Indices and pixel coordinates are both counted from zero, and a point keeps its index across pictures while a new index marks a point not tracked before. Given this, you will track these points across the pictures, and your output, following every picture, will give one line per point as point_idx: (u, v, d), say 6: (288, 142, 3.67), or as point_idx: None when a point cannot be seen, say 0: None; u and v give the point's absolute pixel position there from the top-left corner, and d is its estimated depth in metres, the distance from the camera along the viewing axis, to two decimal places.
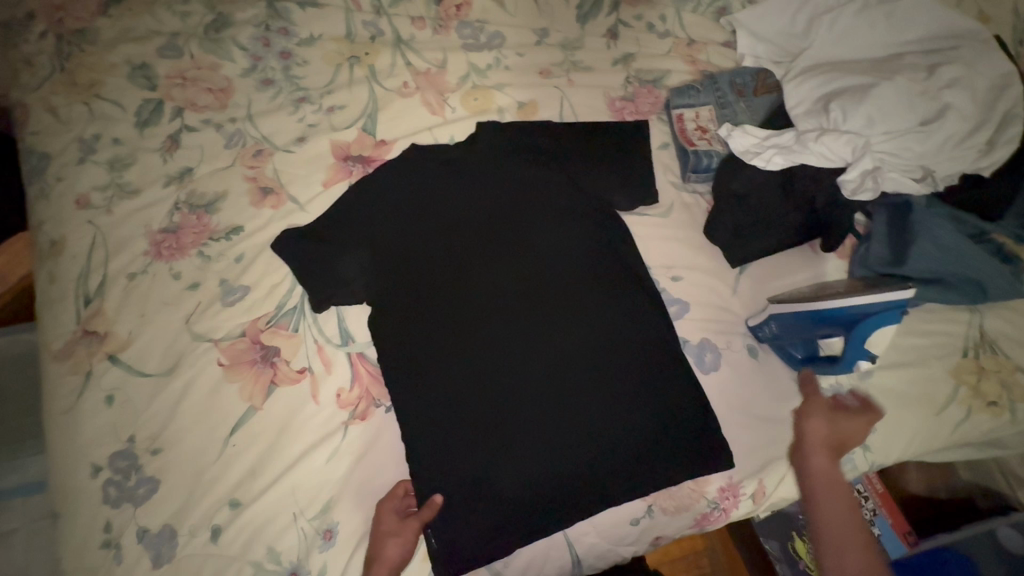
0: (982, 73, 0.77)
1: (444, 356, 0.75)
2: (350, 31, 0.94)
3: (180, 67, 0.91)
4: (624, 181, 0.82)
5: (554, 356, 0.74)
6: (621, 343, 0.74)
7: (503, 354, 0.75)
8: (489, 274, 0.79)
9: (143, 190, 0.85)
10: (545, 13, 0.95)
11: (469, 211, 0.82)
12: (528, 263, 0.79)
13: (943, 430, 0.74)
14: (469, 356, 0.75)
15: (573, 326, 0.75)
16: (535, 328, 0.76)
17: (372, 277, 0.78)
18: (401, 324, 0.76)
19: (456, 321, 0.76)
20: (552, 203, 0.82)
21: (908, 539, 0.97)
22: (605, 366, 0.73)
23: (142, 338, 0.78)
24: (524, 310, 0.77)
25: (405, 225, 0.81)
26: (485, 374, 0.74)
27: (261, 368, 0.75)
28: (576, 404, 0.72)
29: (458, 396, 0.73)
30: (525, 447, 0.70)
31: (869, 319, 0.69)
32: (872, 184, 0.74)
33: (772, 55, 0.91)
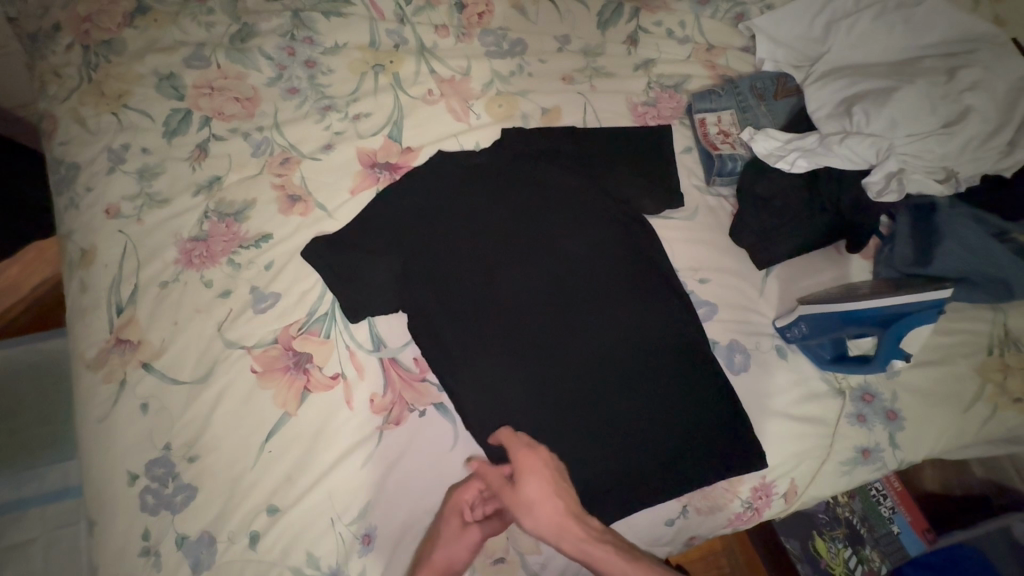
0: (1002, 76, 0.78)
1: (479, 359, 0.75)
2: (374, 40, 0.95)
3: (207, 77, 0.92)
4: (649, 186, 0.83)
5: (587, 358, 0.75)
6: (653, 343, 0.76)
7: (537, 356, 0.75)
8: (517, 276, 0.80)
9: (172, 199, 0.86)
10: (566, 20, 0.97)
11: (497, 215, 0.83)
12: (556, 266, 0.80)
13: (971, 427, 0.75)
14: (503, 359, 0.75)
15: (602, 328, 0.76)
16: (566, 330, 0.76)
17: (402, 283, 0.79)
18: (432, 328, 0.77)
19: (488, 325, 0.77)
20: (580, 206, 0.83)
21: (926, 536, 0.99)
22: (633, 366, 0.75)
23: (176, 346, 0.78)
24: (553, 313, 0.78)
25: (435, 230, 0.82)
26: (519, 376, 0.74)
27: (294, 374, 0.76)
28: (607, 404, 0.73)
29: (494, 398, 0.74)
30: (561, 447, 0.71)
31: (902, 320, 0.70)
32: (898, 186, 0.75)
33: (792, 59, 0.92)
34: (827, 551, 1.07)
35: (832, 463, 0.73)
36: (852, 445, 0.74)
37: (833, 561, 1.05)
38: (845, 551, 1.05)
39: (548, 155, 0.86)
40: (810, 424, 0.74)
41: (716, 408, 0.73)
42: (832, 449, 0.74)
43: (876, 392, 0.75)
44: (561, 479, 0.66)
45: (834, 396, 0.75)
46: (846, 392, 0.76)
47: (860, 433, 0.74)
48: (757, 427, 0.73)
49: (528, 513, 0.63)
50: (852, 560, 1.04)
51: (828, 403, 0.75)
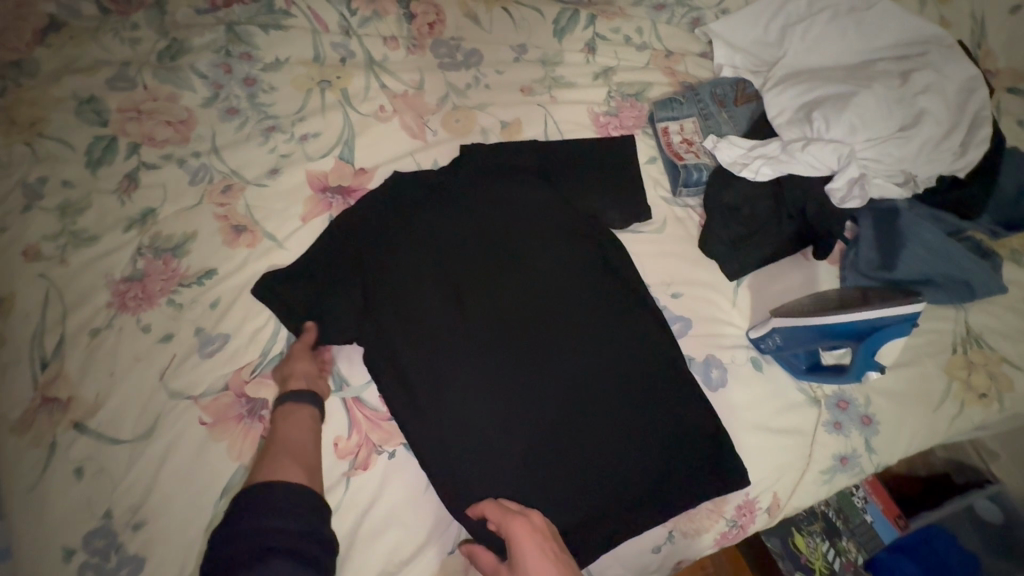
0: (950, 78, 0.80)
1: (451, 392, 0.70)
2: (318, 54, 0.89)
3: (134, 99, 0.84)
4: (615, 199, 0.81)
5: (564, 383, 0.72)
6: (630, 364, 0.73)
7: (512, 390, 0.71)
8: (491, 298, 0.76)
9: (101, 236, 0.77)
10: (521, 28, 0.93)
11: (465, 239, 0.79)
12: (528, 290, 0.76)
13: (941, 425, 0.76)
14: (478, 393, 0.71)
15: (582, 346, 0.74)
16: (542, 360, 0.73)
17: (360, 316, 0.74)
18: (401, 360, 0.72)
19: (461, 357, 0.72)
20: (548, 224, 0.80)
21: (899, 521, 1.06)
22: (615, 385, 0.72)
23: (113, 400, 0.70)
24: (529, 341, 0.74)
25: (399, 258, 0.77)
26: (497, 404, 0.70)
27: (249, 423, 0.70)
28: (592, 426, 0.70)
29: (474, 429, 0.69)
30: (545, 476, 0.68)
31: (880, 332, 0.70)
32: (859, 193, 0.76)
33: (750, 64, 0.91)
34: (805, 545, 1.08)
35: (813, 473, 0.73)
36: (831, 453, 0.73)
37: (812, 555, 1.06)
38: (823, 545, 1.07)
39: (513, 171, 0.82)
40: (788, 435, 0.73)
41: (697, 425, 0.71)
42: (811, 458, 0.73)
43: (850, 398, 0.76)
44: (561, 549, 0.55)
45: (810, 405, 0.75)
46: (821, 401, 0.75)
47: (837, 441, 0.74)
48: (737, 442, 0.72)
49: None
50: (829, 553, 1.07)
51: (805, 413, 0.74)
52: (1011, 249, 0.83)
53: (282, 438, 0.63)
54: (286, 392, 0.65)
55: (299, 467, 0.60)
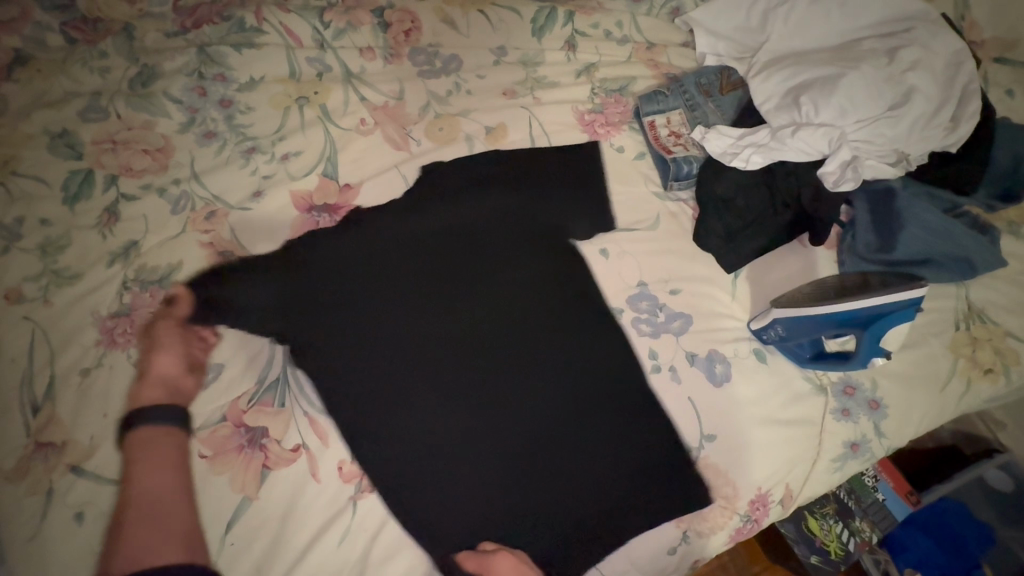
0: (937, 53, 0.79)
1: (422, 407, 0.70)
2: (293, 69, 0.87)
3: (108, 130, 0.82)
4: (578, 214, 0.81)
5: (537, 389, 0.72)
6: (606, 384, 0.73)
7: (486, 398, 0.72)
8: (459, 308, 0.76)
9: (85, 273, 0.75)
10: (499, 30, 0.91)
11: (429, 258, 0.78)
12: (496, 315, 0.76)
13: (949, 404, 0.76)
14: (453, 425, 0.70)
15: (551, 352, 0.75)
16: (515, 384, 0.73)
17: (315, 348, 0.72)
18: (371, 376, 0.71)
19: (433, 388, 0.71)
20: (513, 248, 0.80)
21: (910, 498, 1.07)
22: (586, 387, 0.73)
23: (109, 442, 0.67)
24: (501, 366, 0.74)
25: (358, 280, 0.75)
26: (473, 413, 0.71)
27: (250, 453, 0.65)
28: (568, 429, 0.71)
29: (448, 439, 0.69)
30: (524, 480, 0.68)
31: (885, 317, 0.68)
32: (853, 175, 0.74)
33: (733, 52, 0.90)
34: (819, 528, 1.07)
35: (824, 462, 0.73)
36: (841, 441, 0.73)
37: (827, 537, 1.05)
38: (837, 527, 1.07)
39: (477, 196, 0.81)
40: (796, 426, 0.72)
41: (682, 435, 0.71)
42: (821, 448, 0.73)
43: (857, 383, 0.75)
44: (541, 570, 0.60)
45: (817, 394, 0.74)
46: (827, 388, 0.74)
47: (847, 428, 0.73)
48: (746, 435, 0.71)
49: None
50: (844, 534, 1.07)
51: (812, 402, 0.74)
52: (1008, 222, 0.82)
53: (144, 473, 0.61)
54: (140, 411, 0.63)
55: (158, 505, 0.59)
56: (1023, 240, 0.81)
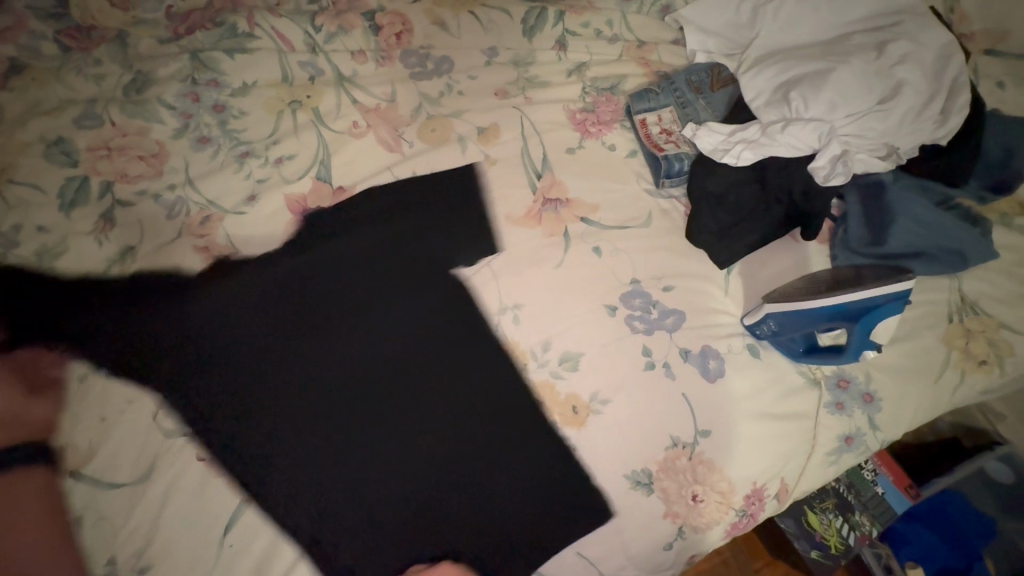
0: (926, 46, 0.79)
1: (318, 442, 0.68)
2: (286, 74, 0.88)
3: (103, 137, 0.82)
4: (455, 216, 0.80)
5: (431, 412, 0.71)
6: (486, 394, 0.72)
7: (382, 425, 0.70)
8: (350, 334, 0.74)
9: (82, 278, 0.75)
10: (490, 31, 0.92)
11: (318, 288, 0.77)
12: (388, 338, 0.75)
13: (943, 396, 0.76)
14: (346, 455, 0.68)
15: (441, 373, 0.73)
16: (397, 397, 0.71)
17: (212, 389, 0.70)
18: (261, 414, 0.69)
19: (319, 417, 0.69)
20: (393, 262, 0.79)
21: (909, 492, 1.08)
22: (481, 408, 0.71)
23: (109, 446, 0.65)
24: (381, 381, 0.72)
25: (243, 315, 0.75)
26: (369, 444, 0.69)
27: (252, 453, 0.67)
28: (468, 451, 0.69)
29: (347, 473, 0.67)
30: (427, 510, 0.67)
31: (873, 310, 0.70)
32: (843, 169, 0.74)
33: (724, 48, 0.91)
34: (819, 523, 1.07)
35: (819, 456, 0.73)
36: (836, 434, 0.73)
37: (827, 532, 1.05)
38: (837, 520, 1.07)
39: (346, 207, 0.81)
40: (791, 421, 0.73)
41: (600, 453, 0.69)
42: (816, 441, 0.73)
43: (851, 376, 0.75)
44: None
45: (810, 388, 0.74)
46: (821, 382, 0.75)
47: (841, 421, 0.73)
48: (742, 430, 0.72)
49: None
50: (844, 529, 1.06)
51: (807, 396, 0.74)
52: (1000, 213, 0.82)
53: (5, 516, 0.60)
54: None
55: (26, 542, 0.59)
56: (1016, 231, 0.81)
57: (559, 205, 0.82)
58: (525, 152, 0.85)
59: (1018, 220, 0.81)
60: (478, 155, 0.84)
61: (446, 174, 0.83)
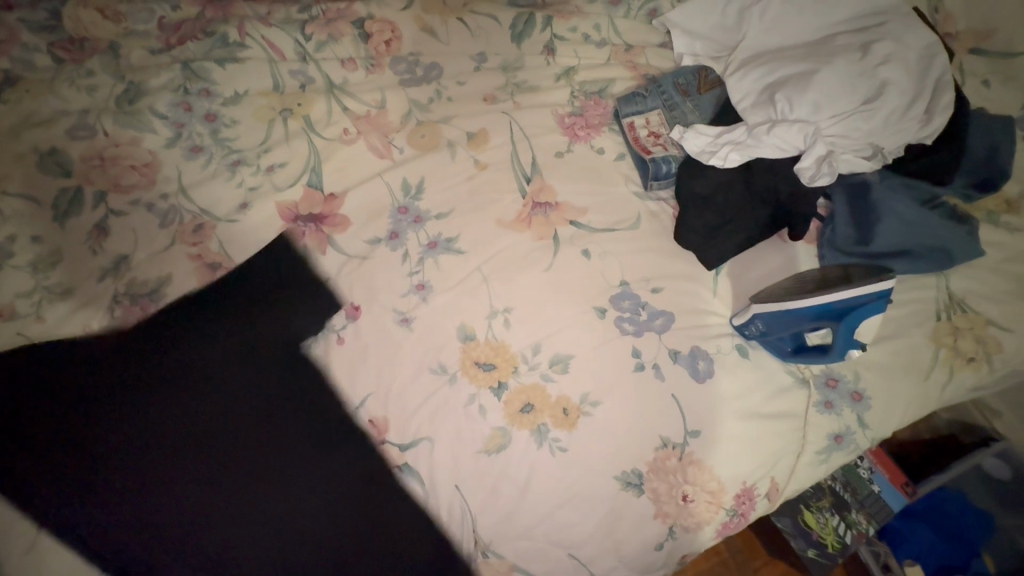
0: (910, 46, 0.80)
1: (173, 518, 0.64)
2: (276, 82, 0.89)
3: (96, 147, 0.83)
4: (292, 273, 0.79)
5: (288, 472, 0.68)
6: (336, 464, 0.69)
7: (240, 492, 0.66)
8: (203, 395, 0.71)
9: (77, 288, 0.76)
10: (479, 37, 0.93)
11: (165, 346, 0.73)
12: (241, 396, 0.71)
13: (932, 394, 0.76)
14: (206, 528, 0.64)
15: (295, 429, 0.70)
16: (269, 465, 0.68)
17: (54, 469, 0.64)
18: (105, 493, 0.64)
19: (172, 511, 0.64)
20: (251, 311, 0.76)
21: (905, 489, 1.08)
22: (339, 464, 0.69)
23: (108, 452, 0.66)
24: (250, 454, 0.68)
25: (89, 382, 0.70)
26: (227, 515, 0.65)
27: (250, 457, 0.68)
28: (334, 509, 0.67)
29: (207, 547, 0.63)
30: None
31: (858, 310, 0.69)
32: (829, 169, 0.75)
33: (711, 51, 0.91)
34: (815, 521, 1.07)
35: (808, 455, 0.73)
36: (825, 433, 0.73)
37: (824, 531, 1.06)
38: (834, 520, 1.07)
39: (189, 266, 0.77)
40: (780, 420, 0.73)
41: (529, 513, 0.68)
42: (805, 441, 0.73)
43: (839, 375, 0.75)
44: None
45: (799, 387, 0.75)
46: (810, 381, 0.75)
47: (830, 420, 0.74)
48: (733, 429, 0.72)
49: None
50: (840, 527, 1.06)
51: (796, 395, 0.74)
52: (987, 211, 0.82)
53: None
54: None
55: None
56: (1003, 229, 0.81)
57: (548, 209, 0.82)
58: (515, 157, 0.85)
59: (1005, 218, 0.82)
60: (467, 160, 0.85)
61: (434, 180, 0.84)
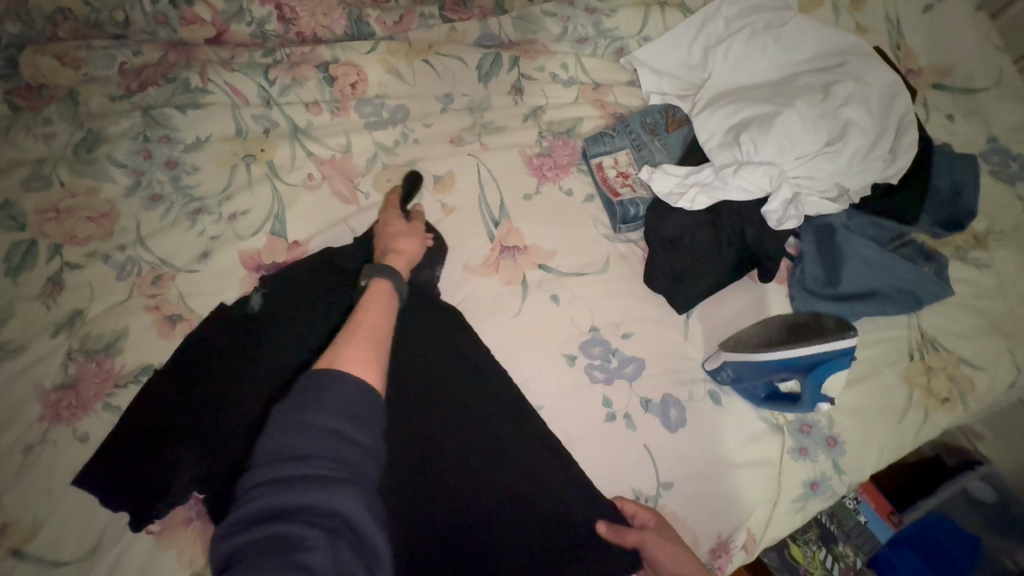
0: (871, 87, 0.80)
1: (450, 394, 0.66)
2: (239, 128, 0.87)
3: (51, 199, 0.80)
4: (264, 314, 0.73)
5: (488, 434, 0.64)
6: (524, 420, 0.67)
7: (494, 424, 0.65)
8: (449, 335, 0.70)
9: (29, 344, 0.72)
10: (445, 78, 0.93)
11: (299, 293, 0.74)
12: (473, 362, 0.69)
13: (907, 435, 0.75)
14: (485, 423, 0.65)
15: (488, 406, 0.66)
16: (500, 434, 0.65)
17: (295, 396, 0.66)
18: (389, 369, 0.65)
19: (441, 405, 0.65)
20: (316, 296, 0.74)
21: (892, 519, 1.09)
22: (524, 419, 0.67)
23: (55, 519, 0.63)
24: (492, 405, 0.67)
25: (308, 300, 0.74)
26: (472, 407, 0.65)
27: (200, 525, 0.66)
28: (535, 465, 0.64)
29: (468, 434, 0.64)
30: (491, 485, 0.61)
31: (821, 367, 0.67)
32: (795, 213, 0.75)
33: (678, 89, 0.91)
34: (802, 555, 1.02)
35: (785, 503, 0.71)
36: (799, 480, 0.72)
37: (811, 564, 1.01)
38: (821, 553, 1.03)
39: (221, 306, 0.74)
40: (755, 467, 0.72)
41: None
42: (781, 488, 0.72)
43: (813, 420, 0.74)
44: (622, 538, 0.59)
45: (773, 433, 0.73)
46: (784, 427, 0.74)
47: (805, 467, 0.72)
48: (708, 481, 0.70)
49: (653, 541, 0.58)
50: (827, 560, 1.03)
51: (769, 441, 0.73)
52: (955, 246, 0.82)
53: None
54: None
55: None
56: (972, 264, 0.81)
57: (516, 253, 0.81)
58: (482, 199, 0.84)
59: (973, 254, 0.82)
60: (434, 203, 0.83)
61: None
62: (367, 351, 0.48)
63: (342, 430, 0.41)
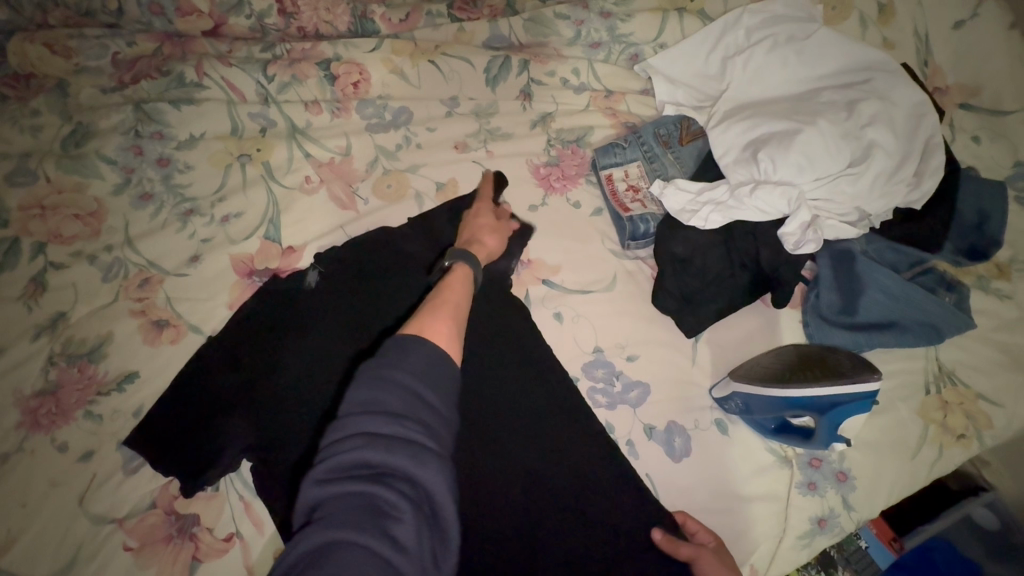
0: (897, 107, 0.77)
1: (498, 388, 0.65)
2: (235, 126, 0.84)
3: (37, 195, 0.77)
4: (319, 297, 0.72)
5: (535, 428, 0.63)
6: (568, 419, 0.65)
7: (541, 419, 0.64)
8: (494, 332, 0.69)
9: (6, 349, 0.69)
10: (452, 80, 0.89)
11: (350, 278, 0.73)
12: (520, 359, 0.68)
13: (921, 473, 0.71)
14: (532, 418, 0.64)
15: (537, 402, 0.65)
16: (547, 431, 0.64)
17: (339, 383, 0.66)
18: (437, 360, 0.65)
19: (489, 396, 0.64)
20: (365, 284, 0.73)
21: (893, 545, 1.03)
22: (569, 419, 0.65)
23: (28, 535, 0.60)
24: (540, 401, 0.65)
25: (359, 282, 0.73)
26: (521, 401, 0.65)
27: (179, 543, 0.62)
28: (580, 465, 0.62)
29: (512, 427, 0.63)
30: (535, 477, 0.61)
31: (840, 408, 0.65)
32: (813, 236, 0.72)
33: (693, 100, 0.87)
34: None
35: (790, 540, 0.68)
36: (807, 516, 0.69)
37: None
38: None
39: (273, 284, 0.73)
40: (760, 501, 0.69)
41: None
42: (788, 523, 0.68)
43: (823, 455, 0.71)
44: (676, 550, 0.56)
45: (780, 466, 0.71)
46: (792, 460, 0.71)
47: (813, 502, 0.69)
48: (714, 514, 0.67)
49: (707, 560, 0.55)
50: None
51: (776, 474, 0.70)
52: (976, 276, 0.79)
53: None
54: None
55: None
56: (992, 295, 0.78)
57: (520, 267, 0.77)
58: None
59: (995, 284, 0.79)
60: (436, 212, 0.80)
61: None
62: (448, 322, 0.47)
63: (426, 395, 0.40)
